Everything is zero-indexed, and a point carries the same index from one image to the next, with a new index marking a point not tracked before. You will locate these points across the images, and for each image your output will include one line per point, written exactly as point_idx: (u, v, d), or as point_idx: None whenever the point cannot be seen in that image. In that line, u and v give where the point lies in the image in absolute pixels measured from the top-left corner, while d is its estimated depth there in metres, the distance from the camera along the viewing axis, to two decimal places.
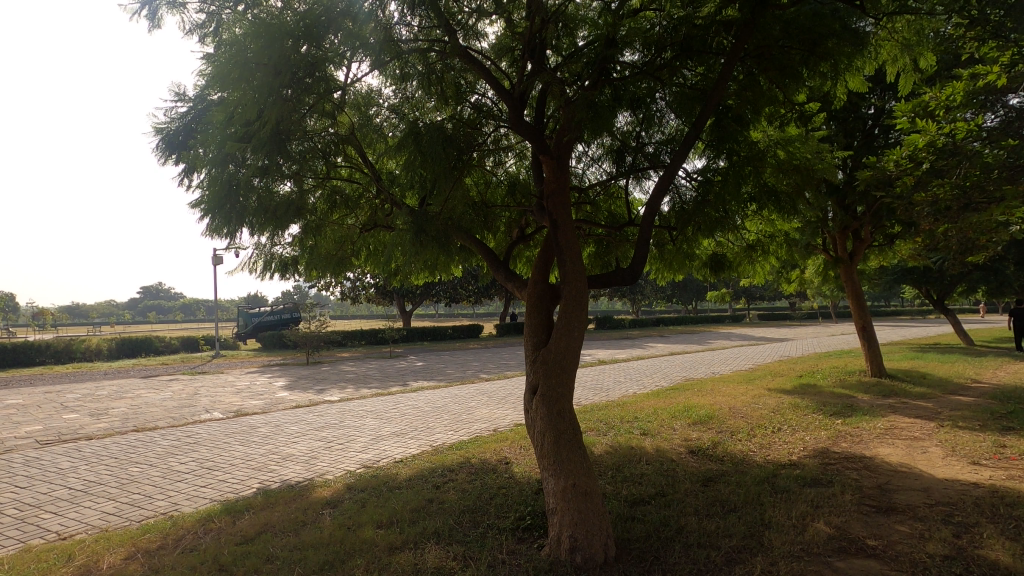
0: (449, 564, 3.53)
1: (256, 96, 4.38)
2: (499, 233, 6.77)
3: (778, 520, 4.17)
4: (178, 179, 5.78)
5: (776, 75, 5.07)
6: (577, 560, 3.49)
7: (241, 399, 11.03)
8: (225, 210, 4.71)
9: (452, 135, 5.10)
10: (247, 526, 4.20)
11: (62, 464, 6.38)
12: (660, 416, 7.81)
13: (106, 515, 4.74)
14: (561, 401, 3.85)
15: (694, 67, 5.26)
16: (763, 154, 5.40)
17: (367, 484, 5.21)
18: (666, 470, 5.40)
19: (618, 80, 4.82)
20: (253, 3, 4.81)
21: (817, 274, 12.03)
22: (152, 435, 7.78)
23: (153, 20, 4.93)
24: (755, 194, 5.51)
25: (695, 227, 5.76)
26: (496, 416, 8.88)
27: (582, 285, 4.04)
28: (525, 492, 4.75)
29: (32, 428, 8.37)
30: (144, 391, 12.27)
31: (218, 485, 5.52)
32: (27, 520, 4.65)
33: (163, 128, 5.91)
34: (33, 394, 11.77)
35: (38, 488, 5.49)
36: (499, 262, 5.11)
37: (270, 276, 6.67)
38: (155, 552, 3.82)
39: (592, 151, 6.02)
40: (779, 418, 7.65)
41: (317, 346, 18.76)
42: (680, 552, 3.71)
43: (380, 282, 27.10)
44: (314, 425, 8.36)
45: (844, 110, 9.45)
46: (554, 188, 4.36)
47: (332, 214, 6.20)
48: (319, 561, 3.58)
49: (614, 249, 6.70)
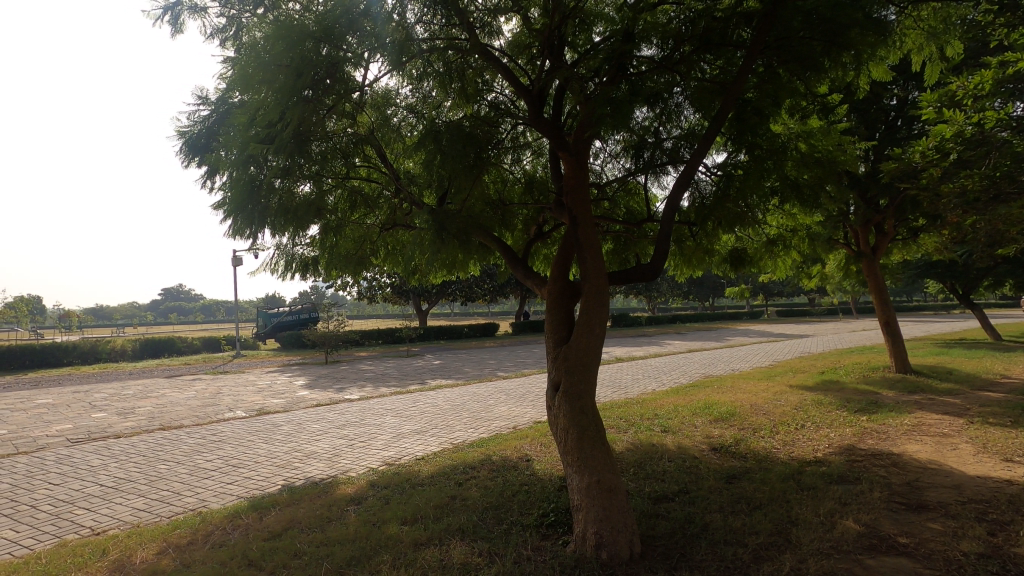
0: (474, 559, 3.55)
1: (278, 98, 4.44)
2: (517, 231, 6.74)
3: (806, 517, 4.12)
4: (200, 181, 5.95)
5: (797, 68, 4.97)
6: (603, 557, 3.48)
7: (263, 398, 11.17)
8: (247, 210, 4.77)
9: (471, 133, 5.13)
10: (274, 523, 4.25)
11: (94, 461, 6.53)
12: (681, 413, 7.79)
13: (137, 511, 4.84)
14: (583, 398, 3.84)
15: (713, 61, 5.22)
16: (784, 147, 5.35)
17: (390, 480, 5.26)
18: (689, 466, 5.37)
19: (635, 75, 4.83)
20: (272, 6, 4.88)
21: (838, 270, 11.81)
22: (179, 433, 7.94)
23: (176, 25, 5.04)
24: (778, 187, 5.44)
25: (715, 223, 5.82)
26: (515, 413, 8.88)
27: (603, 282, 4.01)
28: (547, 488, 4.76)
29: (63, 426, 8.59)
30: (168, 390, 12.52)
31: (244, 482, 5.61)
32: (61, 516, 4.78)
33: (185, 132, 6.30)
34: (63, 394, 12.09)
35: (71, 485, 5.64)
36: (519, 260, 5.11)
37: (291, 277, 6.71)
38: (186, 548, 3.89)
39: (611, 147, 6.02)
40: (802, 414, 7.59)
41: (336, 346, 18.95)
42: (706, 549, 3.68)
43: (396, 282, 27.25)
44: (336, 423, 8.45)
45: (866, 101, 9.28)
46: (573, 184, 4.32)
47: (352, 213, 6.20)
48: (345, 557, 3.62)
49: (633, 245, 6.67)
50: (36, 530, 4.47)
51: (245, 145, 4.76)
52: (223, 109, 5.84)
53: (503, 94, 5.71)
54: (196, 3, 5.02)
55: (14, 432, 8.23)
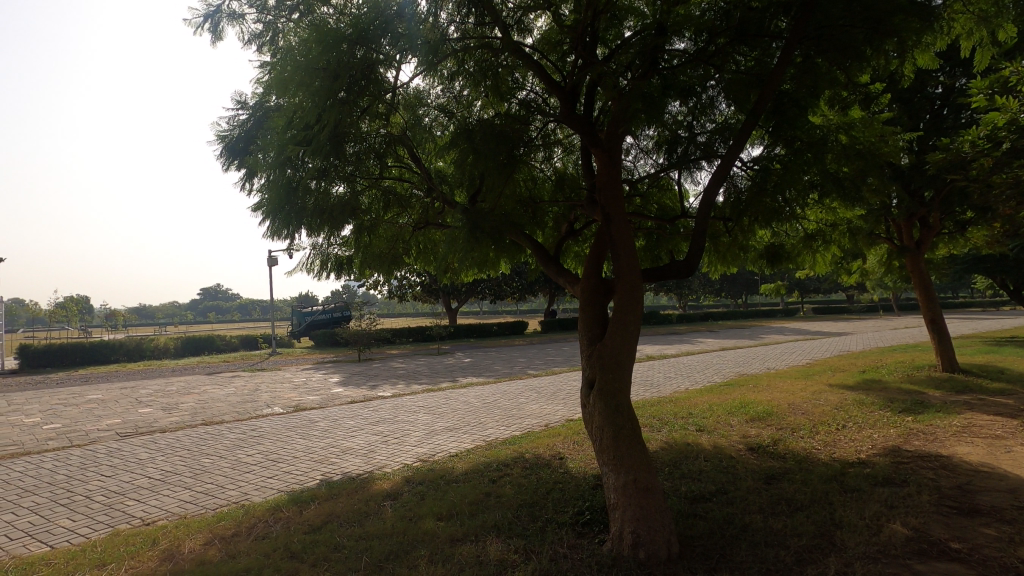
0: (511, 556, 3.57)
1: (314, 102, 4.54)
2: (548, 229, 6.68)
3: (850, 520, 4.01)
4: (239, 183, 6.14)
5: (838, 56, 4.82)
6: (640, 556, 3.45)
7: (299, 395, 11.43)
8: (285, 210, 4.90)
9: (504, 130, 5.17)
10: (313, 517, 4.34)
11: (141, 454, 6.80)
12: (716, 412, 7.66)
13: (184, 503, 5.01)
14: (617, 395, 3.80)
15: (749, 53, 5.10)
16: (824, 140, 5.19)
17: (425, 477, 5.32)
18: (725, 466, 5.28)
19: (668, 69, 4.77)
20: (308, 11, 4.99)
21: (879, 265, 11.43)
22: (221, 428, 8.21)
23: (215, 32, 5.20)
24: (817, 181, 5.28)
25: (751, 218, 5.71)
26: (547, 411, 8.87)
27: (636, 279, 3.98)
28: (581, 487, 4.74)
29: (112, 421, 8.96)
30: (209, 387, 12.92)
31: (284, 476, 5.76)
32: (114, 506, 4.99)
33: (224, 136, 6.54)
34: (111, 390, 12.61)
35: (121, 477, 5.88)
36: (551, 258, 5.10)
37: (326, 276, 6.81)
38: (231, 539, 4.01)
39: (643, 143, 5.96)
40: (843, 414, 7.35)
41: (368, 344, 19.26)
42: (746, 550, 3.61)
43: (426, 281, 27.52)
44: (370, 420, 8.59)
45: (910, 89, 8.92)
46: (606, 180, 4.28)
47: (386, 213, 6.24)
48: (384, 551, 3.68)
49: (666, 241, 6.56)
50: (91, 520, 4.68)
51: (282, 147, 4.91)
52: (260, 114, 6.01)
53: (533, 91, 5.71)
54: (234, 10, 5.16)
55: (68, 426, 8.63)
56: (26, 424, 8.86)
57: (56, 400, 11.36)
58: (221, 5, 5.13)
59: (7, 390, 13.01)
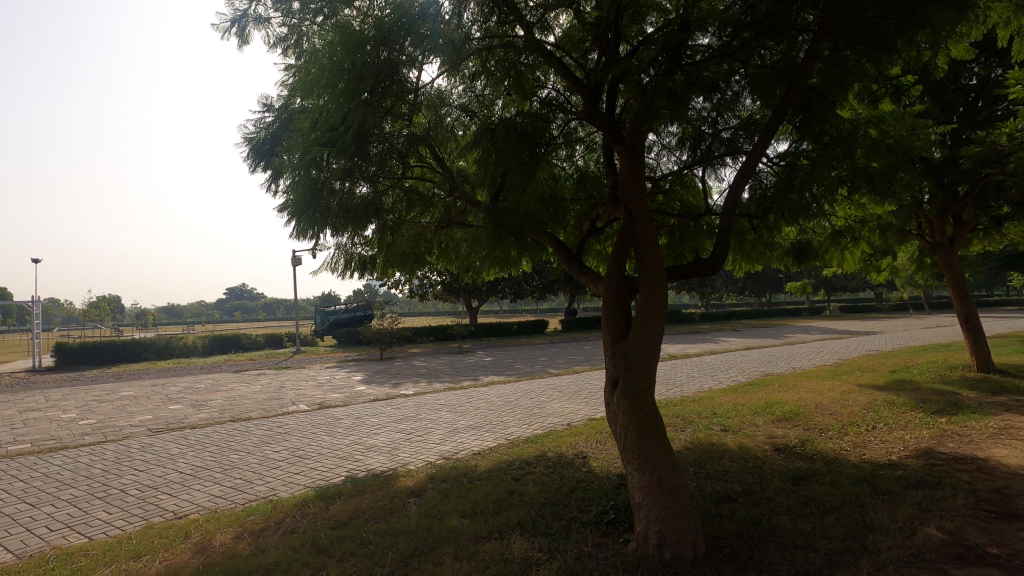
0: (535, 555, 3.57)
1: (339, 104, 4.60)
2: (570, 228, 6.66)
3: (882, 523, 3.92)
4: (265, 184, 6.24)
5: (868, 48, 4.71)
6: (666, 556, 3.42)
7: (323, 392, 11.60)
8: (311, 211, 4.97)
9: (525, 129, 5.17)
10: (340, 512, 4.41)
11: (173, 450, 6.98)
12: (741, 412, 7.55)
13: (214, 498, 5.13)
14: (642, 394, 3.77)
15: (774, 47, 5.01)
16: (853, 134, 5.07)
17: (448, 474, 5.35)
18: (751, 467, 5.20)
19: (691, 65, 4.71)
20: (331, 13, 5.05)
21: (910, 262, 11.14)
22: (248, 424, 8.37)
23: (242, 36, 5.30)
24: (846, 176, 5.17)
25: (778, 215, 5.60)
26: (569, 410, 8.85)
27: (660, 277, 3.94)
28: (605, 486, 4.72)
29: (144, 417, 9.21)
30: (236, 384, 13.20)
31: (310, 472, 5.85)
32: (148, 500, 5.13)
33: (252, 138, 6.66)
34: (142, 387, 12.96)
35: (154, 471, 6.05)
36: (573, 256, 5.08)
37: (350, 275, 6.88)
38: (260, 533, 4.09)
39: (666, 140, 5.90)
40: (873, 415, 7.18)
41: (390, 342, 19.44)
42: (775, 552, 3.56)
43: (447, 280, 27.68)
44: (393, 417, 8.67)
45: (943, 81, 8.67)
46: (629, 178, 4.25)
47: (409, 212, 6.27)
48: (409, 547, 3.71)
49: (690, 239, 6.48)
50: (126, 513, 4.82)
51: (307, 149, 4.98)
52: (285, 116, 6.10)
53: (555, 89, 5.69)
54: (260, 14, 5.25)
55: (103, 422, 8.91)
56: (63, 419, 9.16)
57: (91, 396, 11.73)
58: (248, 10, 5.23)
59: (45, 387, 13.48)
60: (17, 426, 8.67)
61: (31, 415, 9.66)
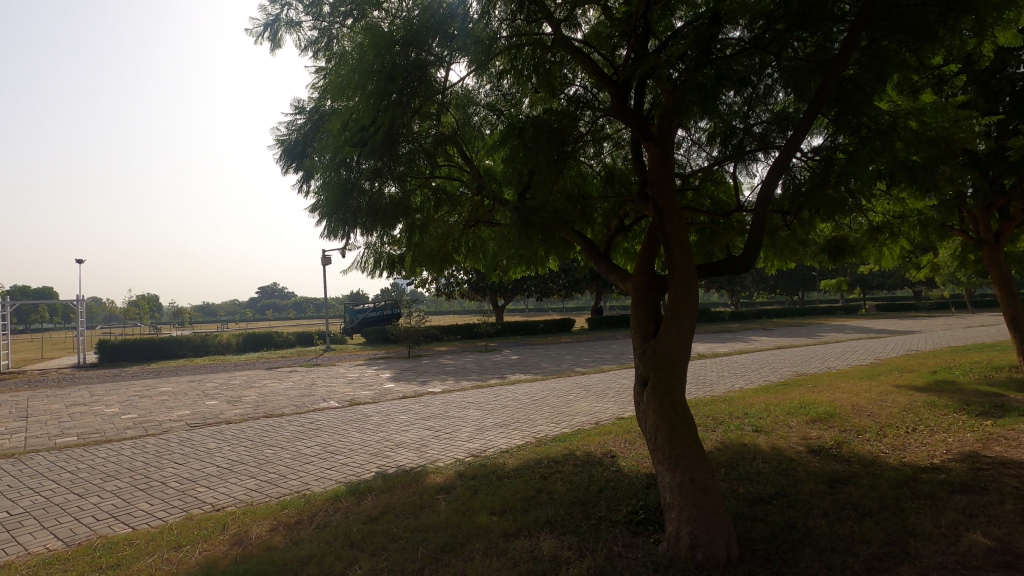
0: (565, 553, 3.57)
1: (369, 105, 4.67)
2: (597, 226, 6.61)
3: (925, 528, 3.79)
4: (296, 186, 6.35)
5: (908, 38, 4.54)
6: (698, 557, 3.38)
7: (353, 389, 11.80)
8: (341, 211, 5.05)
9: (554, 126, 5.16)
10: (371, 508, 4.48)
11: (210, 444, 7.19)
12: (773, 412, 7.40)
13: (250, 491, 5.27)
14: (672, 394, 3.72)
15: (808, 38, 4.88)
16: (893, 126, 4.92)
17: (477, 472, 5.38)
18: (785, 468, 5.08)
19: (722, 59, 4.61)
20: (361, 16, 5.12)
21: (953, 259, 10.73)
22: (281, 420, 8.57)
23: (274, 40, 5.42)
24: (885, 170, 5.01)
25: (813, 211, 5.45)
26: (597, 409, 8.79)
27: (691, 274, 3.87)
28: (635, 486, 4.68)
29: (183, 412, 9.52)
30: (269, 380, 13.55)
31: (342, 468, 5.96)
32: (187, 492, 5.29)
33: (284, 140, 6.79)
34: (180, 383, 13.40)
35: (193, 465, 6.24)
36: (601, 255, 5.04)
37: (379, 274, 6.94)
38: (294, 527, 4.18)
39: (696, 135, 5.80)
40: (913, 417, 6.96)
41: (417, 340, 19.63)
42: (811, 556, 3.48)
43: (473, 278, 27.83)
44: (422, 414, 8.76)
45: (988, 70, 8.30)
46: (659, 175, 4.20)
47: (436, 211, 6.29)
48: (440, 543, 3.75)
49: (721, 236, 6.36)
50: (167, 504, 4.98)
51: (338, 150, 5.06)
52: (317, 118, 6.21)
53: (582, 86, 5.65)
54: (292, 18, 5.35)
55: (144, 416, 9.23)
56: (107, 414, 9.53)
57: (132, 391, 12.16)
58: (280, 15, 5.35)
59: (90, 382, 14.04)
60: (65, 420, 9.05)
61: (78, 409, 10.07)
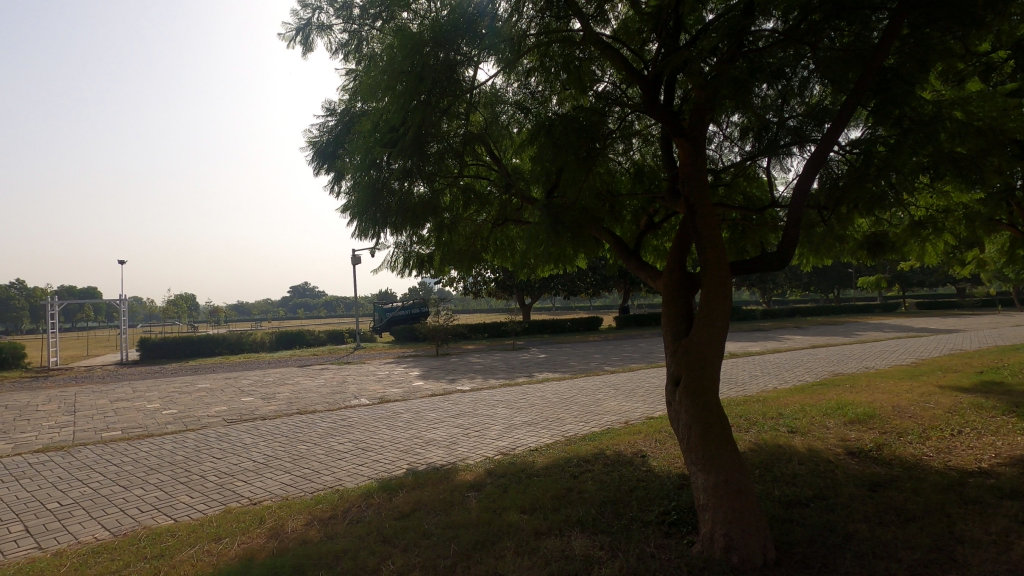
0: (596, 553, 3.55)
1: (399, 106, 4.71)
2: (627, 223, 6.55)
3: (973, 535, 3.65)
4: (328, 187, 6.46)
5: (952, 24, 4.36)
6: (733, 560, 3.32)
7: (383, 387, 11.96)
8: (371, 211, 5.13)
9: (584, 123, 5.13)
10: (403, 504, 4.53)
11: (246, 439, 7.38)
12: (809, 413, 7.22)
13: (285, 486, 5.39)
14: (705, 393, 3.66)
15: (846, 29, 4.75)
16: (938, 117, 4.73)
17: (507, 470, 5.39)
18: (823, 471, 4.95)
19: (754, 51, 4.52)
20: (389, 18, 5.16)
21: (1000, 255, 10.27)
22: (314, 417, 8.74)
23: (306, 44, 5.52)
24: (929, 163, 4.83)
25: (850, 207, 5.30)
26: (626, 408, 8.72)
27: (724, 272, 3.78)
28: (666, 486, 4.62)
29: (220, 408, 9.80)
30: (301, 378, 13.84)
31: (373, 464, 6.05)
32: (225, 486, 5.45)
33: (316, 142, 6.90)
34: (217, 380, 13.80)
35: (230, 459, 6.42)
36: (631, 252, 4.98)
37: (408, 273, 7.01)
38: (329, 521, 4.26)
39: (728, 130, 5.70)
40: (958, 419, 6.69)
41: (445, 339, 19.77)
42: (851, 562, 3.39)
43: (500, 277, 27.88)
44: (451, 412, 8.83)
45: None
46: (690, 171, 4.13)
47: (465, 211, 6.28)
48: (470, 540, 3.77)
49: (753, 233, 6.25)
50: (206, 497, 5.14)
51: (369, 151, 5.12)
52: (348, 120, 6.31)
53: (611, 82, 5.60)
54: (323, 22, 5.44)
55: (183, 412, 9.53)
56: (149, 409, 9.87)
57: (172, 388, 12.57)
58: (312, 19, 5.43)
59: (132, 379, 14.55)
60: (110, 414, 9.41)
61: (122, 404, 10.46)
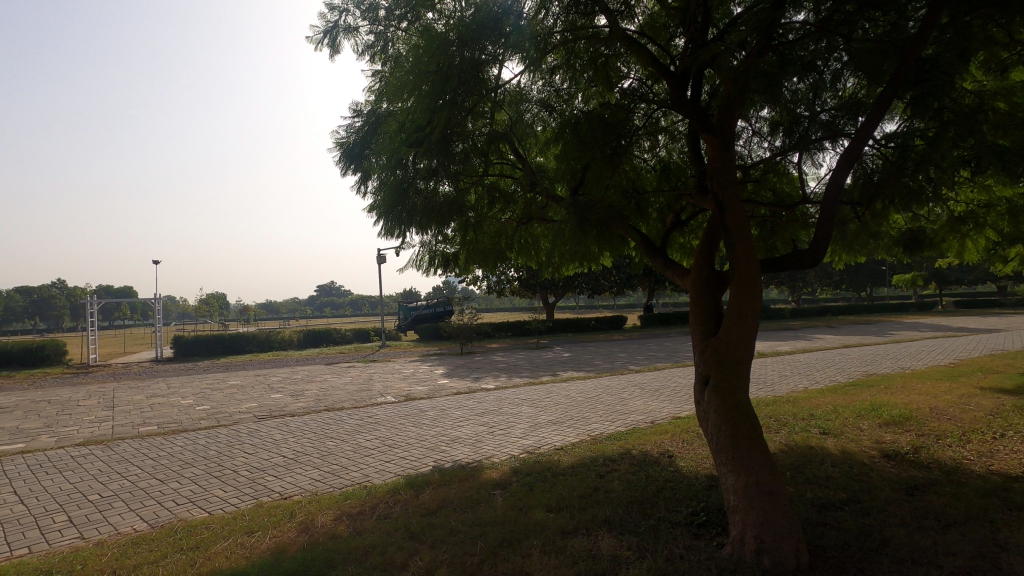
0: (624, 553, 3.52)
1: (424, 105, 4.72)
2: (653, 221, 6.49)
3: (1018, 542, 3.52)
4: (355, 187, 6.54)
5: (995, 12, 4.20)
6: (765, 563, 3.26)
7: (409, 385, 12.07)
8: (397, 211, 5.18)
9: (610, 120, 5.08)
10: (430, 500, 4.57)
11: (276, 435, 7.53)
12: (841, 414, 7.05)
13: (314, 481, 5.49)
14: (735, 394, 3.60)
15: (881, 19, 4.60)
16: (979, 109, 4.56)
17: (532, 468, 5.39)
18: (857, 474, 4.81)
19: (785, 44, 4.43)
20: (415, 18, 5.19)
21: None
22: (342, 414, 8.87)
23: (334, 46, 5.60)
24: (970, 156, 4.66)
25: (886, 202, 5.15)
26: (652, 407, 8.64)
27: (755, 271, 3.70)
28: (694, 487, 4.57)
29: (250, 405, 10.01)
30: (329, 375, 14.05)
31: (400, 461, 6.11)
32: (257, 481, 5.57)
33: (342, 143, 6.98)
34: (248, 377, 14.10)
35: (261, 455, 6.56)
36: (658, 250, 4.93)
37: (434, 272, 7.03)
38: (357, 517, 4.32)
39: (757, 125, 5.59)
40: (1001, 422, 6.45)
41: (470, 337, 19.83)
42: (888, 567, 3.30)
43: (524, 275, 27.84)
44: (476, 410, 8.87)
45: None
46: (719, 166, 4.06)
47: (490, 210, 6.29)
48: (497, 538, 3.78)
49: (783, 230, 6.13)
50: (238, 491, 5.26)
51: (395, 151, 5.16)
52: (374, 121, 6.37)
53: (637, 78, 5.51)
54: (349, 24, 5.51)
55: (216, 408, 9.77)
56: (182, 405, 10.14)
57: (204, 384, 12.89)
58: (339, 21, 5.51)
59: (167, 375, 14.97)
60: (146, 410, 9.70)
61: (157, 400, 10.76)
